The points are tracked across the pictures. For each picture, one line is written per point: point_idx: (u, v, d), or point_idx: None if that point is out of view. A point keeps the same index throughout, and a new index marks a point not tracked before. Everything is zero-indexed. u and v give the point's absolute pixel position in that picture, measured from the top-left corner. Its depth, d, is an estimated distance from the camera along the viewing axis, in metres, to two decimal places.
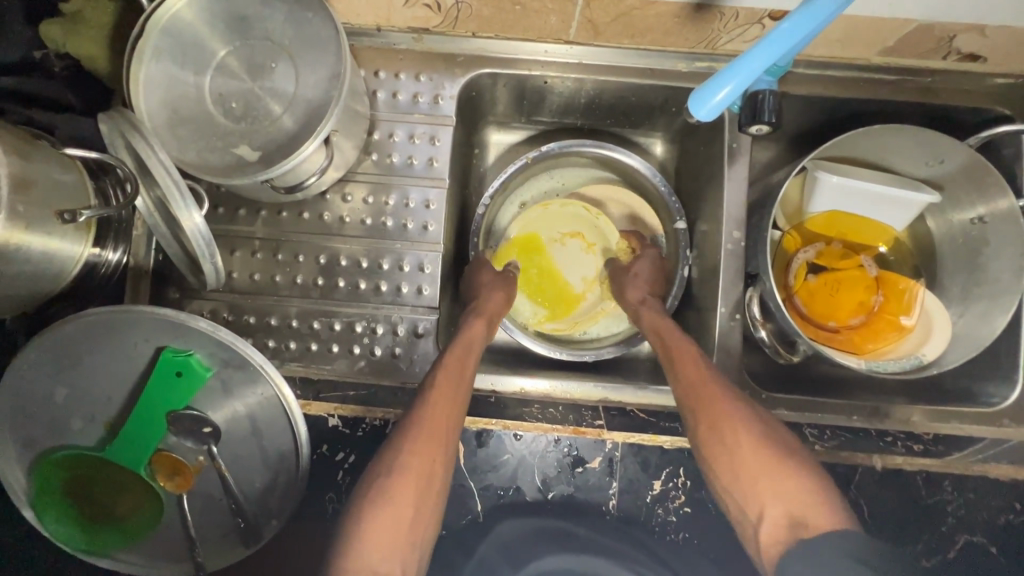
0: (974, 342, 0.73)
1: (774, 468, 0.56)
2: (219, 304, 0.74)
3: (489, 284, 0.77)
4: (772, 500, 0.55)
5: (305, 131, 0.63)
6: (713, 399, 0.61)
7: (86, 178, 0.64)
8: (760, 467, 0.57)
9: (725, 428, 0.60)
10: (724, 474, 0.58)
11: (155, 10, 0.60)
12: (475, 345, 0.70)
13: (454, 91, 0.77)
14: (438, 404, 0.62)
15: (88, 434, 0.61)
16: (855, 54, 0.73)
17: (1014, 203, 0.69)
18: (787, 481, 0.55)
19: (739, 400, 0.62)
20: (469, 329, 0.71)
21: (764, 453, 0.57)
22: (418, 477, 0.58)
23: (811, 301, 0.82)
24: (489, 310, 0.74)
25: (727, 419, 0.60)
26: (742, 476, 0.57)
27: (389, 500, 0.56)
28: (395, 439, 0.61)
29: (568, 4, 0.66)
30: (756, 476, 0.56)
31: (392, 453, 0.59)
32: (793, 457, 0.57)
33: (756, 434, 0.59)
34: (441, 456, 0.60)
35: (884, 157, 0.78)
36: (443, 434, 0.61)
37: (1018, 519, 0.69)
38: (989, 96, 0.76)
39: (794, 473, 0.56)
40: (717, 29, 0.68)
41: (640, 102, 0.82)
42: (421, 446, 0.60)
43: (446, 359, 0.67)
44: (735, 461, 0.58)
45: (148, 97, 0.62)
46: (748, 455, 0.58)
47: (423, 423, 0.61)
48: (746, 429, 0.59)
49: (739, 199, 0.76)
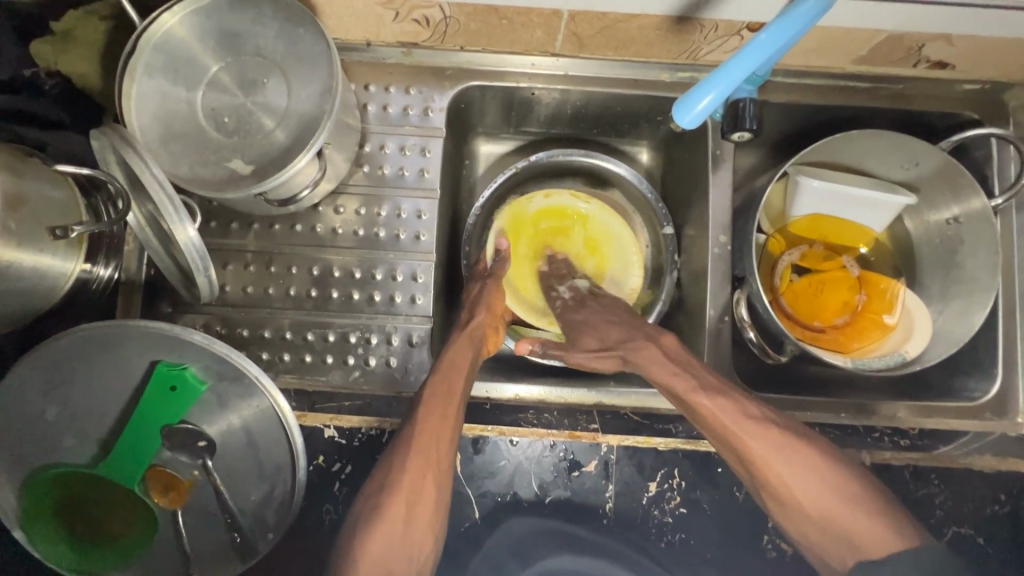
0: (953, 339, 0.76)
1: (844, 512, 0.56)
2: (212, 317, 0.74)
3: (475, 300, 0.76)
4: (841, 542, 0.56)
5: (297, 145, 0.64)
6: (759, 450, 0.59)
7: (78, 195, 0.63)
8: (812, 504, 0.57)
9: (777, 477, 0.59)
10: (789, 519, 0.59)
11: (147, 27, 0.61)
12: (461, 364, 0.68)
13: (444, 104, 0.78)
14: (428, 433, 0.62)
15: (80, 451, 0.60)
16: (831, 63, 0.76)
17: (986, 203, 0.73)
18: (853, 521, 0.55)
19: (786, 438, 0.60)
20: (454, 347, 0.69)
21: (824, 492, 0.57)
22: (410, 505, 0.60)
23: (796, 302, 0.84)
24: (472, 326, 0.72)
25: (778, 468, 0.58)
26: (805, 517, 0.58)
27: (377, 537, 0.58)
28: (381, 468, 0.63)
29: (553, 18, 0.68)
30: (818, 519, 0.57)
31: (382, 483, 0.61)
32: (850, 486, 0.57)
33: (810, 473, 0.58)
34: (436, 479, 0.62)
35: (862, 161, 0.80)
36: (437, 459, 0.62)
37: (1004, 510, 0.70)
38: (959, 102, 0.79)
39: (855, 504, 0.56)
40: (698, 40, 0.70)
41: (626, 112, 0.83)
42: (412, 479, 0.60)
43: (430, 389, 0.65)
44: (794, 506, 0.58)
45: (142, 113, 0.63)
46: (806, 497, 0.58)
47: (413, 454, 0.61)
48: (798, 469, 0.58)
49: (724, 205, 0.78)
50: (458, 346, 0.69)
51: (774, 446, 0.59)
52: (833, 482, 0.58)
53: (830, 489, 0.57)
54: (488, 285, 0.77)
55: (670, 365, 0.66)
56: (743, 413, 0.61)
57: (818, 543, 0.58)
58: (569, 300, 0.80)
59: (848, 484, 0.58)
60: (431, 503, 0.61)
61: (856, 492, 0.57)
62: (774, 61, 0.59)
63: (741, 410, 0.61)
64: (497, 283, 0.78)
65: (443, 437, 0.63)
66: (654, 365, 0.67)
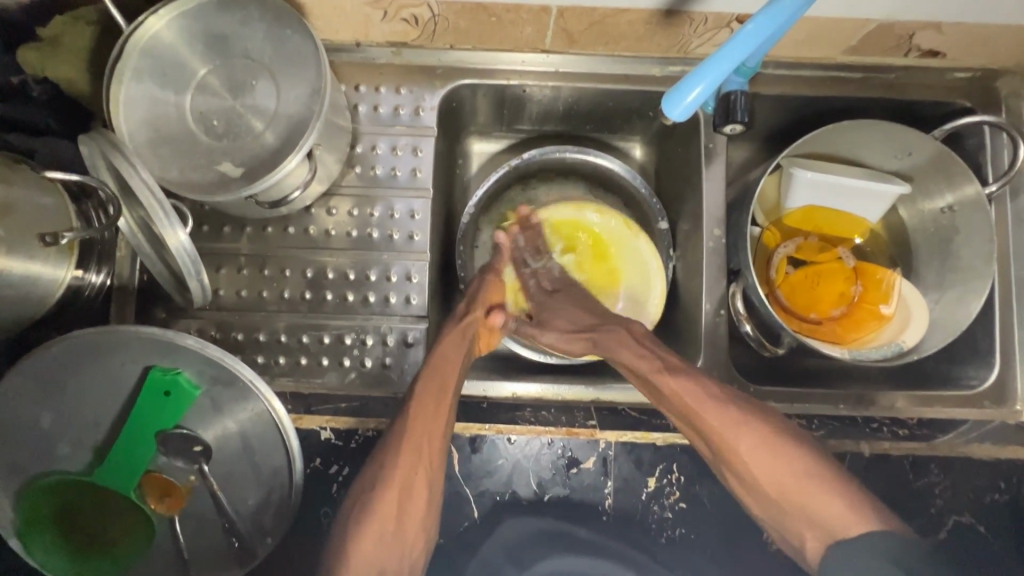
0: (950, 328, 0.76)
1: (814, 494, 0.59)
2: (206, 322, 0.74)
3: (473, 295, 0.75)
4: (802, 520, 0.59)
5: (287, 146, 0.63)
6: (725, 434, 0.61)
7: (67, 201, 0.63)
8: (780, 486, 0.60)
9: (742, 459, 0.61)
10: (749, 496, 0.62)
11: (134, 31, 0.60)
12: (453, 359, 0.67)
13: (435, 103, 0.78)
14: (419, 430, 0.62)
15: (75, 459, 0.60)
16: (822, 54, 0.76)
17: (980, 190, 0.73)
18: (818, 501, 0.58)
19: (748, 421, 0.62)
20: (445, 340, 0.69)
21: (788, 471, 0.60)
22: (402, 501, 0.61)
23: (793, 293, 0.83)
24: (467, 321, 0.71)
25: (740, 449, 0.61)
26: (773, 500, 0.60)
27: (369, 532, 0.60)
28: (372, 463, 0.63)
29: (543, 14, 0.68)
30: (786, 500, 0.60)
31: (373, 480, 0.62)
32: (811, 466, 0.60)
33: (773, 455, 0.61)
34: (428, 474, 0.62)
35: (855, 152, 0.80)
36: (428, 455, 0.62)
37: (1004, 498, 0.70)
38: (951, 90, 0.79)
39: (823, 486, 0.59)
40: (688, 33, 0.70)
41: (618, 107, 0.83)
42: (404, 474, 0.61)
43: (421, 386, 0.64)
44: (756, 485, 0.61)
45: (130, 118, 0.63)
46: (768, 476, 0.60)
47: (403, 451, 0.61)
48: (761, 451, 0.61)
49: (718, 198, 0.78)
50: (448, 341, 0.69)
51: (743, 431, 0.62)
52: (794, 462, 0.60)
53: (791, 469, 0.60)
54: (486, 280, 0.77)
55: (645, 357, 0.67)
56: (711, 401, 0.63)
57: (778, 519, 0.61)
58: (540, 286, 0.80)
59: (808, 464, 0.60)
60: (423, 498, 0.62)
61: (816, 472, 0.60)
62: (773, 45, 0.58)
63: (710, 396, 0.63)
64: (496, 278, 0.77)
65: (435, 431, 0.63)
66: (623, 350, 0.69)
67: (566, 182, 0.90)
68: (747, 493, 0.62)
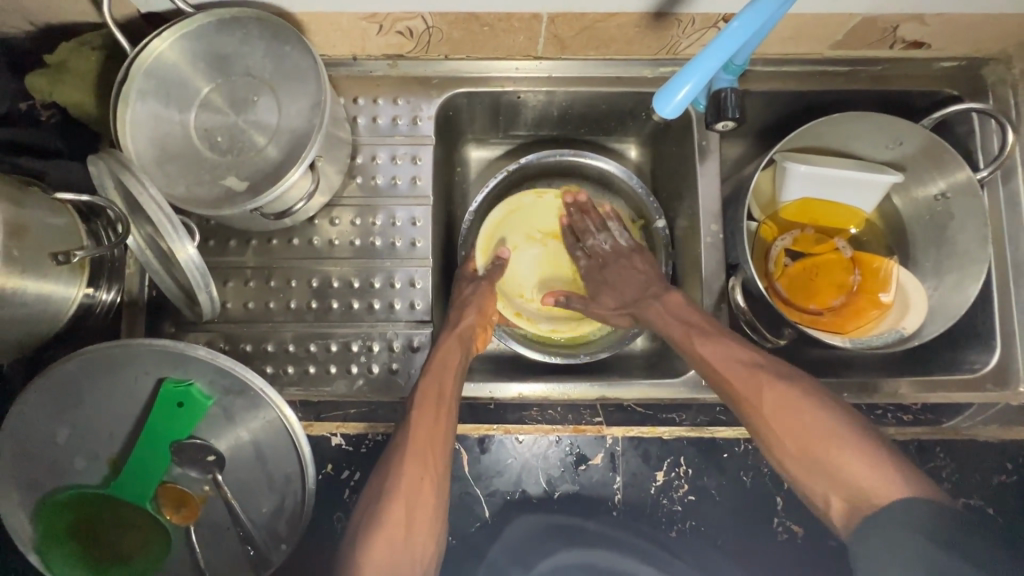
0: (948, 313, 0.76)
1: (843, 457, 0.56)
2: (215, 334, 0.75)
3: (465, 299, 0.77)
4: (831, 480, 0.56)
5: (290, 159, 0.65)
6: (748, 390, 0.62)
7: (77, 221, 0.65)
8: (807, 448, 0.58)
9: (767, 416, 0.60)
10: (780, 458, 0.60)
11: (139, 53, 0.62)
12: (451, 363, 0.68)
13: (432, 112, 0.80)
14: (422, 435, 0.63)
15: (91, 473, 0.61)
16: (808, 50, 0.77)
17: (971, 175, 0.74)
18: (845, 464, 0.55)
19: (773, 380, 0.62)
20: (443, 346, 0.70)
21: (814, 433, 0.57)
22: (410, 508, 0.60)
23: (791, 286, 0.85)
24: (461, 327, 0.73)
25: (763, 405, 0.61)
26: (800, 461, 0.58)
27: (378, 541, 0.58)
28: (377, 473, 0.63)
29: (534, 22, 0.70)
30: (813, 463, 0.57)
31: (379, 490, 0.62)
32: (841, 427, 0.57)
33: (803, 413, 0.59)
34: (434, 479, 0.62)
35: (847, 144, 0.82)
36: (432, 460, 0.63)
37: (1011, 479, 0.70)
38: (938, 79, 0.80)
39: (851, 449, 0.56)
40: (676, 35, 0.72)
41: (611, 109, 0.85)
42: (410, 481, 0.61)
43: (420, 392, 0.65)
44: (782, 445, 0.60)
45: (137, 137, 0.64)
46: (793, 434, 0.59)
47: (410, 457, 0.62)
48: (786, 411, 0.60)
49: (714, 193, 0.79)
50: (447, 347, 0.70)
51: (767, 391, 0.61)
52: (824, 422, 0.58)
53: (820, 427, 0.57)
54: (480, 287, 0.78)
55: (680, 325, 0.70)
56: (742, 361, 0.64)
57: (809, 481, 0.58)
58: (591, 261, 0.84)
59: (842, 425, 0.57)
60: (430, 504, 0.62)
61: (848, 434, 0.57)
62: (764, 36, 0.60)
63: (740, 359, 0.64)
64: (489, 286, 0.79)
65: (437, 436, 0.63)
66: (662, 321, 0.72)
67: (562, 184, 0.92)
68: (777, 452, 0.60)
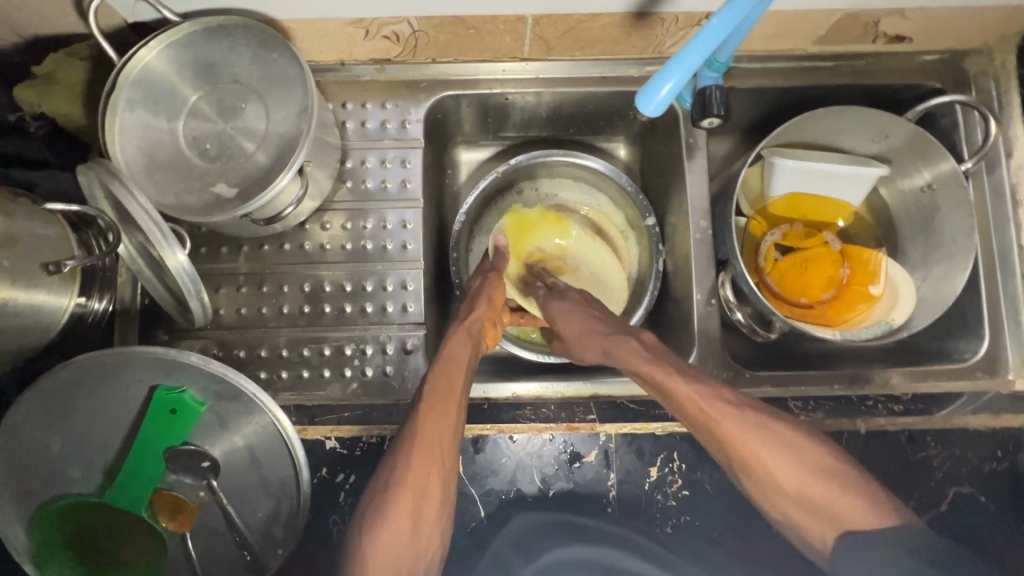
0: (937, 304, 0.77)
1: (830, 491, 0.56)
2: (209, 341, 0.75)
3: (477, 292, 0.76)
4: (824, 519, 0.55)
5: (278, 163, 0.65)
6: (740, 436, 0.59)
7: (68, 231, 0.65)
8: (795, 487, 0.57)
9: (761, 461, 0.58)
10: (771, 498, 0.59)
11: (125, 63, 0.63)
12: (461, 360, 0.68)
13: (420, 115, 0.80)
14: (429, 431, 0.61)
15: (87, 481, 0.61)
16: (792, 46, 0.78)
17: (955, 166, 0.75)
18: (835, 499, 0.55)
19: (763, 424, 0.60)
20: (451, 342, 0.69)
21: (799, 471, 0.57)
22: (416, 506, 0.59)
23: (782, 280, 0.85)
24: (470, 321, 0.72)
25: (751, 445, 0.59)
26: (783, 496, 0.58)
27: (381, 543, 0.57)
28: (381, 472, 0.61)
29: (518, 24, 0.71)
30: (801, 498, 0.57)
31: (386, 483, 0.60)
32: (827, 461, 0.58)
33: (794, 454, 0.58)
34: (442, 478, 0.61)
35: (833, 138, 0.82)
36: (441, 457, 0.61)
37: (1002, 467, 0.71)
38: (921, 72, 0.81)
39: (839, 484, 0.56)
40: (661, 34, 0.73)
41: (599, 109, 0.85)
42: (417, 479, 0.59)
43: (430, 388, 0.64)
44: (774, 487, 0.58)
45: (125, 146, 0.64)
46: (784, 475, 0.58)
47: (419, 454, 0.60)
48: (777, 451, 0.58)
49: (702, 190, 0.80)
50: (455, 342, 0.69)
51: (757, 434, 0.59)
52: (812, 461, 0.58)
53: (810, 469, 0.57)
54: (490, 279, 0.78)
55: (656, 364, 0.65)
56: (727, 404, 0.61)
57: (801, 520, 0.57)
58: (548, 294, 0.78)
59: (828, 462, 0.58)
60: (436, 503, 0.60)
61: (833, 470, 0.57)
62: (745, 31, 0.61)
63: (726, 400, 0.61)
64: (498, 277, 0.79)
65: (447, 434, 0.62)
66: (638, 360, 0.66)
67: (551, 185, 0.92)
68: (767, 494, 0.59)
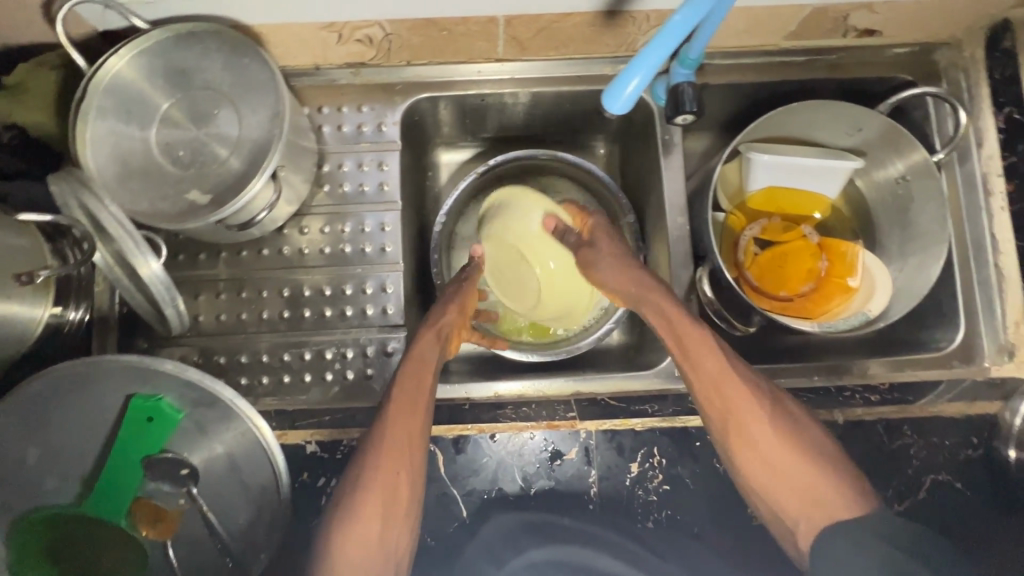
0: (913, 294, 0.78)
1: (818, 480, 0.58)
2: (189, 348, 0.75)
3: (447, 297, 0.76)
4: (802, 499, 0.58)
5: (252, 169, 0.65)
6: (745, 408, 0.62)
7: (41, 241, 0.64)
8: (784, 469, 0.60)
9: (753, 431, 0.61)
10: (750, 472, 0.61)
11: (95, 71, 0.62)
12: (428, 361, 0.68)
13: (397, 118, 0.80)
14: (405, 432, 0.63)
15: (65, 492, 0.61)
16: (764, 42, 0.79)
17: (927, 157, 0.76)
18: (821, 486, 0.58)
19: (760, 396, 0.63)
20: (420, 343, 0.70)
21: (794, 456, 0.60)
22: (386, 506, 0.60)
23: (761, 274, 0.86)
24: (439, 323, 0.72)
25: (750, 422, 0.62)
26: (774, 479, 0.60)
27: (351, 540, 0.59)
28: (350, 471, 0.63)
29: (491, 25, 0.71)
30: (792, 482, 0.59)
31: (355, 482, 0.61)
32: (818, 452, 0.60)
33: (785, 432, 0.61)
34: (410, 478, 0.62)
35: (809, 132, 0.83)
36: (410, 457, 0.62)
37: (978, 453, 0.72)
38: (892, 65, 0.81)
39: (828, 474, 0.59)
40: (633, 32, 0.73)
41: (576, 108, 0.86)
42: (384, 480, 0.61)
43: (400, 389, 0.65)
44: (766, 466, 0.61)
45: (96, 155, 0.64)
46: (777, 457, 0.60)
47: (389, 456, 0.61)
48: (775, 435, 0.61)
49: (679, 187, 0.80)
50: (423, 342, 0.70)
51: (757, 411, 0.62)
52: (805, 449, 0.60)
53: (799, 447, 0.60)
54: (464, 287, 0.76)
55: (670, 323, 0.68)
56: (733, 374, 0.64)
57: (774, 499, 0.60)
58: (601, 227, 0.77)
59: (818, 454, 0.60)
60: (404, 503, 0.61)
61: (823, 461, 0.60)
62: (714, 27, 0.61)
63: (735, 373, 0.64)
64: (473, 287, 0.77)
65: (418, 434, 0.64)
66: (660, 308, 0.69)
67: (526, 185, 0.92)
68: (747, 467, 0.61)
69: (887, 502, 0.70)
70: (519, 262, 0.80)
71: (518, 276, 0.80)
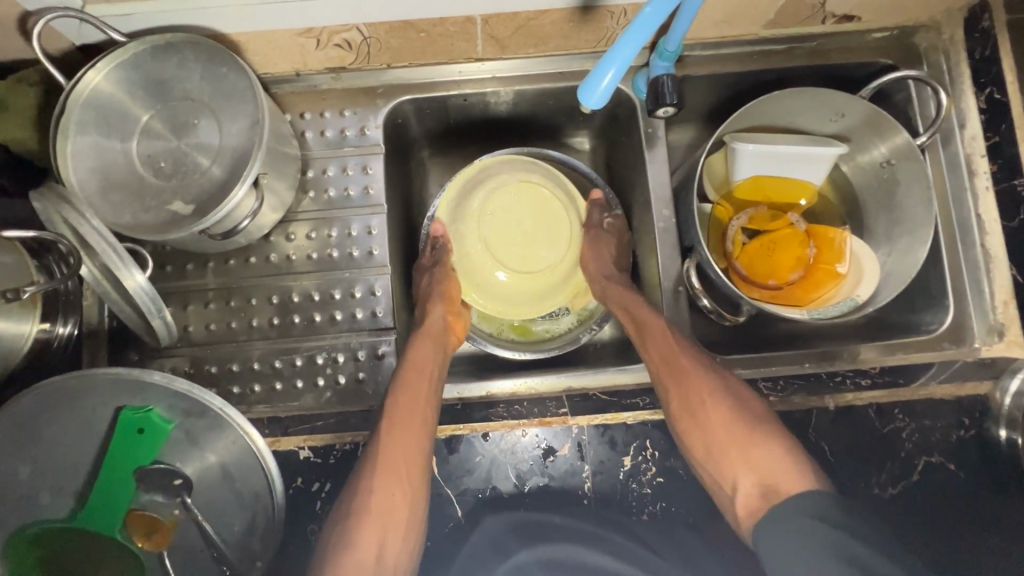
0: (901, 277, 0.78)
1: (767, 459, 0.61)
2: (180, 359, 0.75)
3: (429, 294, 0.78)
4: (745, 469, 0.61)
5: (233, 176, 0.65)
6: (697, 391, 0.65)
7: (26, 257, 0.64)
8: (733, 448, 0.63)
9: (698, 402, 0.65)
10: (692, 441, 0.65)
11: (74, 86, 0.63)
12: (427, 367, 0.70)
13: (379, 121, 0.80)
14: (396, 444, 0.64)
15: (57, 508, 0.61)
16: (743, 31, 0.79)
17: (909, 139, 0.75)
18: (769, 463, 0.61)
19: (710, 372, 0.67)
20: (416, 350, 0.71)
21: (741, 436, 0.63)
22: (384, 523, 0.61)
23: (750, 263, 0.86)
24: (430, 326, 0.75)
25: (700, 406, 0.65)
26: (724, 459, 0.63)
27: (351, 562, 0.59)
28: (348, 492, 0.63)
29: (469, 24, 0.71)
30: (742, 463, 0.62)
31: (355, 497, 0.62)
32: (766, 432, 0.63)
33: (731, 406, 0.65)
34: (407, 493, 0.63)
35: (792, 120, 0.83)
36: (406, 471, 0.63)
37: (970, 434, 0.72)
38: (872, 50, 0.81)
39: (775, 452, 0.61)
40: (611, 26, 0.73)
41: (559, 105, 0.86)
42: (381, 497, 0.62)
43: (393, 403, 0.66)
44: (717, 448, 0.63)
45: (78, 169, 0.64)
46: (727, 439, 0.63)
47: (383, 472, 0.62)
48: (724, 418, 0.64)
49: (664, 179, 0.80)
50: (420, 345, 0.72)
51: (707, 396, 0.65)
52: (751, 429, 0.63)
53: (741, 420, 0.64)
54: (438, 275, 0.79)
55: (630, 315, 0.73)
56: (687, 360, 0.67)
57: (718, 468, 0.63)
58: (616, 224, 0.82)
59: (766, 433, 0.63)
60: (404, 517, 0.62)
61: (768, 439, 0.63)
62: (690, 17, 0.61)
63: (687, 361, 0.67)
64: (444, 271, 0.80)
65: (417, 444, 0.64)
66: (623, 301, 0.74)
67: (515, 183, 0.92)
68: (689, 436, 0.65)
69: (881, 486, 0.70)
70: (546, 227, 0.84)
71: (534, 234, 0.84)
